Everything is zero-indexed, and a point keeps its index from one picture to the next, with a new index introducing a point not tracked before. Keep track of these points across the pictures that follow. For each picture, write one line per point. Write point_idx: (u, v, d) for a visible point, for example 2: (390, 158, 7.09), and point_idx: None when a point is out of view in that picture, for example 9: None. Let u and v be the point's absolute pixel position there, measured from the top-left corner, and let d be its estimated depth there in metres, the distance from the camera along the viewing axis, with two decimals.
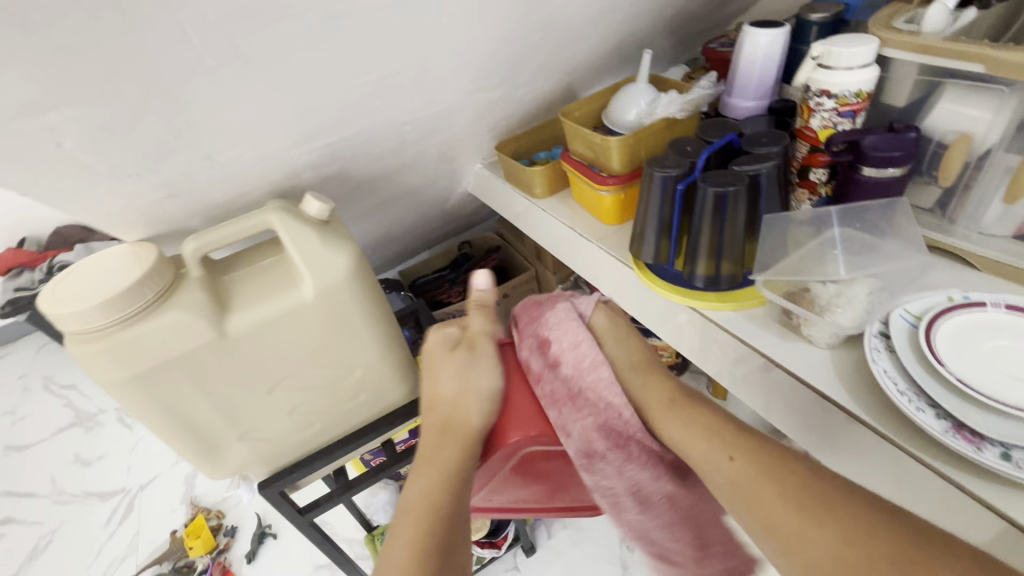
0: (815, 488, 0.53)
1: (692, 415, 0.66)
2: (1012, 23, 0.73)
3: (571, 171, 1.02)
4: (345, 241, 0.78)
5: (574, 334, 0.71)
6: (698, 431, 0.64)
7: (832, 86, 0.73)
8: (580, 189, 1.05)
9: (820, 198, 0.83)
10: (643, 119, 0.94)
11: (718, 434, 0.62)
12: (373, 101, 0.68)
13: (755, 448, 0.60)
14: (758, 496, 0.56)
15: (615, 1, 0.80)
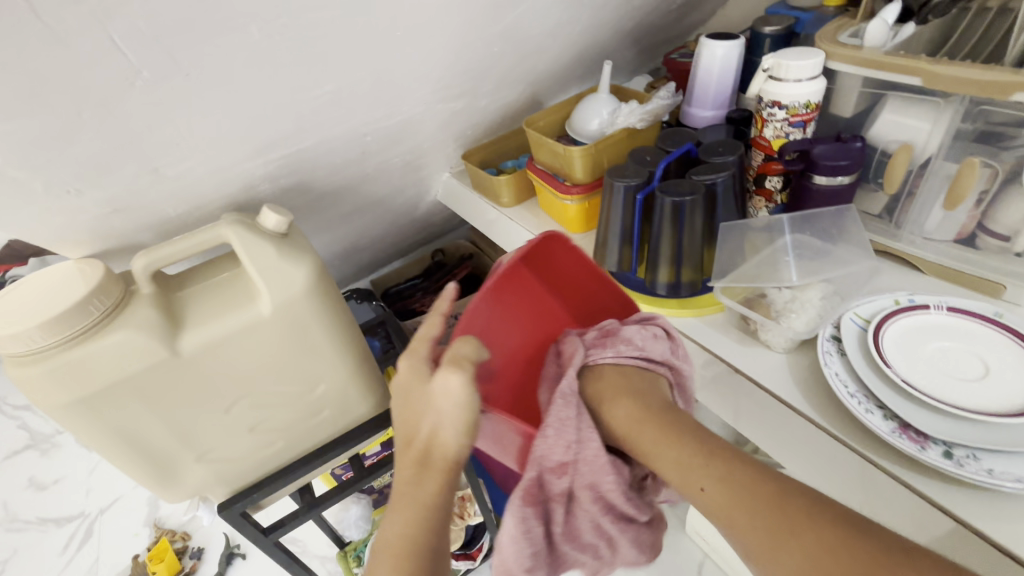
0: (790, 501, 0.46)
1: (676, 439, 0.53)
2: (948, 38, 0.77)
3: (536, 181, 1.03)
4: (305, 254, 0.77)
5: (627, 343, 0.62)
6: (671, 443, 0.53)
7: (783, 97, 0.75)
8: (546, 199, 1.05)
9: (776, 205, 0.85)
10: (606, 130, 0.95)
11: (681, 438, 0.53)
12: (330, 113, 0.68)
13: (725, 460, 0.50)
14: (765, 524, 0.46)
15: (574, 13, 0.81)
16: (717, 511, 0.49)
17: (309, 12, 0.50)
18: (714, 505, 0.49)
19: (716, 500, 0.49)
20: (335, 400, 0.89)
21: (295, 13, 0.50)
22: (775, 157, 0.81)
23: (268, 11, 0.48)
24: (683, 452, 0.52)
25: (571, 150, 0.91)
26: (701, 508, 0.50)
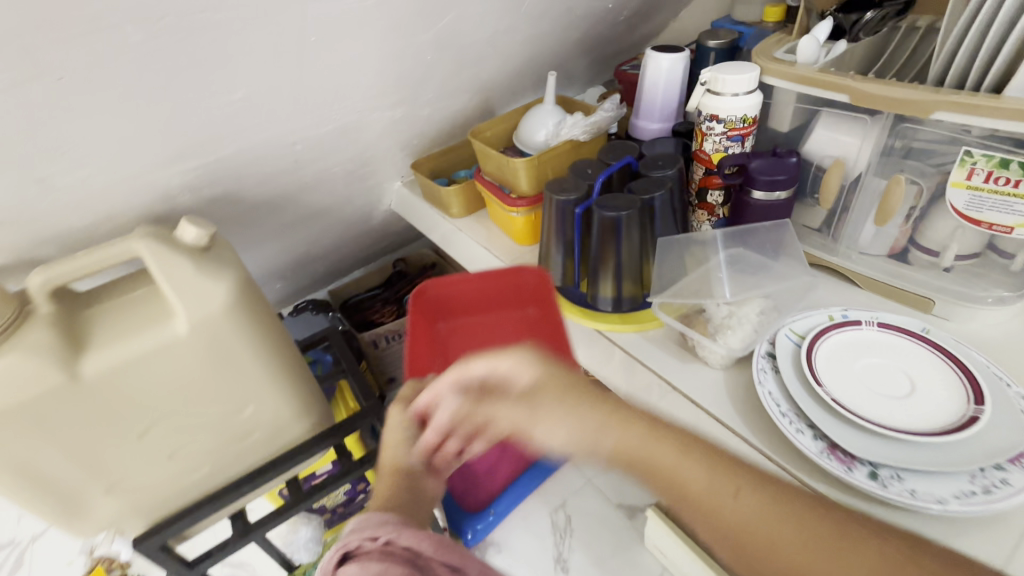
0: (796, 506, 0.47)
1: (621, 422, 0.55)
2: (880, 55, 0.78)
3: (485, 192, 1.01)
4: (228, 269, 0.73)
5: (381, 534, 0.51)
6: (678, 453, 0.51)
7: (721, 111, 0.75)
8: (495, 211, 1.03)
9: (719, 219, 0.85)
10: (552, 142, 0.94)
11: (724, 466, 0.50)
12: (247, 121, 0.64)
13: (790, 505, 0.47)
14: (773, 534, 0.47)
15: (513, 21, 0.79)
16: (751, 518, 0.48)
17: (200, 13, 0.47)
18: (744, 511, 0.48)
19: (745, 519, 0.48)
20: (266, 422, 0.84)
21: (189, 11, 0.47)
22: (716, 170, 0.80)
23: (149, 12, 0.45)
24: (719, 481, 0.49)
25: (515, 161, 0.89)
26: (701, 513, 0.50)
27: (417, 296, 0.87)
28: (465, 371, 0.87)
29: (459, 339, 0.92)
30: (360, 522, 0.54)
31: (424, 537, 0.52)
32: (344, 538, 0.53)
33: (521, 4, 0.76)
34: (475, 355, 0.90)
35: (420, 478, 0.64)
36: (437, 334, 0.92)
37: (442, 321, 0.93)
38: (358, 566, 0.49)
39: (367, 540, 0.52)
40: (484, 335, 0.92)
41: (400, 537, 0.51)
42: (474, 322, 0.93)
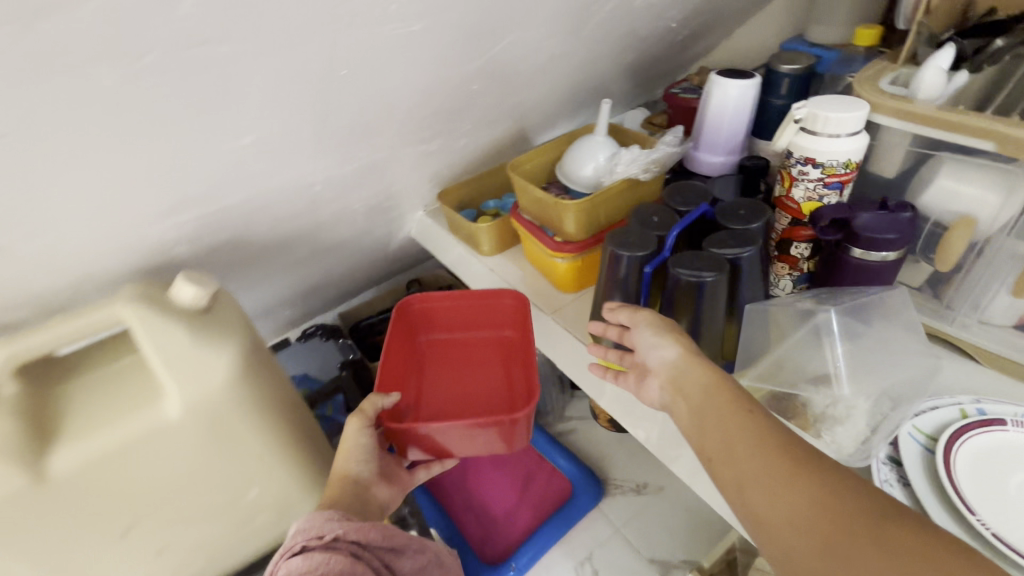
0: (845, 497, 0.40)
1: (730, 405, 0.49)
2: (1005, 89, 0.66)
3: (521, 231, 0.89)
4: (229, 336, 0.61)
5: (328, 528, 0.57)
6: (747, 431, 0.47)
7: (818, 154, 0.63)
8: (531, 251, 0.91)
9: (801, 274, 0.73)
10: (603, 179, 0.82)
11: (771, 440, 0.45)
12: (257, 166, 0.53)
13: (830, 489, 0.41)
14: (806, 524, 0.40)
15: (570, 46, 0.67)
16: (765, 504, 0.43)
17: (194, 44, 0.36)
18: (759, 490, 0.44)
19: (776, 504, 0.42)
20: (272, 505, 0.72)
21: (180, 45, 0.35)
22: (805, 221, 0.68)
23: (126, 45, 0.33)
24: (753, 438, 0.46)
25: (563, 203, 0.77)
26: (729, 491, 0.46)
27: (403, 312, 0.91)
28: (436, 389, 0.88)
29: (436, 357, 0.93)
30: (304, 525, 0.58)
31: (367, 532, 0.60)
32: (287, 544, 0.57)
33: (583, 27, 0.64)
34: (450, 382, 0.89)
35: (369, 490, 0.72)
36: (419, 350, 0.93)
37: (419, 341, 0.93)
38: (301, 560, 0.54)
39: (312, 539, 0.56)
40: (467, 360, 0.92)
41: (343, 535, 0.58)
42: (450, 342, 0.95)
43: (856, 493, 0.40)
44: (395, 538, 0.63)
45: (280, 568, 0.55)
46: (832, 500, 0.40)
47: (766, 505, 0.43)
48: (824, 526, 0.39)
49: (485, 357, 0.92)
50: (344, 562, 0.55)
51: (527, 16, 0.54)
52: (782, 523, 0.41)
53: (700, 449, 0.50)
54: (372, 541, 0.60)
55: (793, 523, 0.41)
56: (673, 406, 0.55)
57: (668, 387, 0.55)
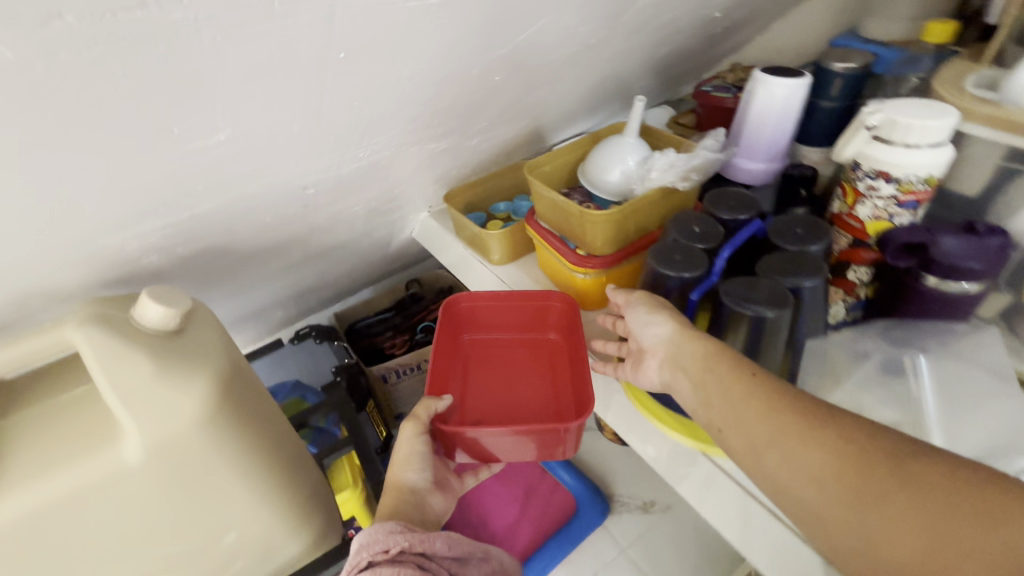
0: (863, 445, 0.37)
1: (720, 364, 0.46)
2: None
3: (537, 240, 0.80)
4: (201, 368, 0.53)
5: (396, 541, 0.54)
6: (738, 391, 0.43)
7: (894, 167, 0.54)
8: (546, 261, 0.82)
9: (856, 300, 0.63)
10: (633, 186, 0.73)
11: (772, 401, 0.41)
12: (239, 169, 0.44)
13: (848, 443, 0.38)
14: (828, 479, 0.37)
15: (608, 34, 0.57)
16: (784, 478, 0.39)
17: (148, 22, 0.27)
18: (774, 468, 0.40)
19: (806, 475, 0.38)
20: (253, 550, 0.63)
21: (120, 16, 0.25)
22: (868, 242, 0.59)
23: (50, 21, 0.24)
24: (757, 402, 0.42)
25: (589, 214, 0.69)
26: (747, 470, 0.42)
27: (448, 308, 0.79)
28: (481, 392, 0.76)
29: (478, 357, 0.81)
30: (367, 538, 0.55)
31: (433, 541, 0.57)
32: (353, 559, 0.54)
33: (625, 13, 0.54)
34: (493, 385, 0.77)
35: (425, 496, 0.68)
36: (462, 350, 0.81)
37: (457, 339, 0.81)
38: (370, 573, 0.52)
39: (377, 553, 0.54)
40: (511, 360, 0.80)
41: (409, 547, 0.54)
42: (494, 340, 0.83)
43: (870, 441, 0.37)
44: (459, 545, 0.60)
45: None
46: (851, 450, 0.37)
47: (788, 474, 0.39)
48: (851, 481, 0.36)
49: (529, 361, 0.79)
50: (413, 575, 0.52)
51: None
52: (803, 488, 0.38)
53: (704, 423, 0.46)
54: (437, 553, 0.57)
55: (820, 485, 0.37)
56: (673, 384, 0.50)
57: (668, 364, 0.50)
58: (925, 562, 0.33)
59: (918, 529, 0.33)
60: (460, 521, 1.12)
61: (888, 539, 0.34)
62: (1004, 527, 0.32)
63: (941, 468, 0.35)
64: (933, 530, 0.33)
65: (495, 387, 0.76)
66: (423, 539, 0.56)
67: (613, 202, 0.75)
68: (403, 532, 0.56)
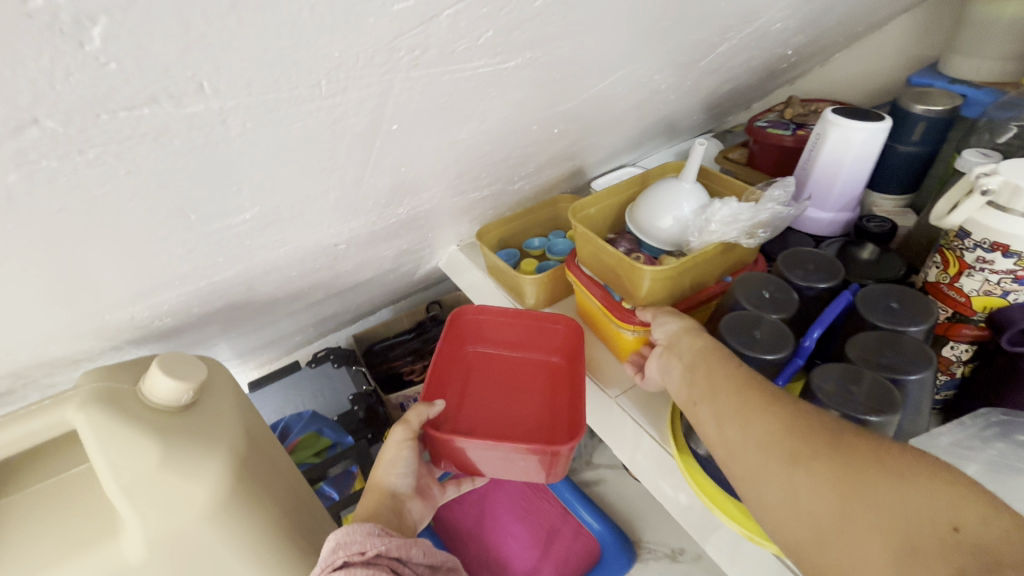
0: (822, 427, 0.34)
1: (715, 357, 0.44)
2: None
3: (577, 289, 0.71)
4: (215, 447, 0.47)
5: (377, 543, 0.48)
6: (720, 370, 0.42)
7: (1016, 241, 0.46)
8: (583, 311, 0.73)
9: (951, 379, 0.56)
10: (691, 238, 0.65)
11: (748, 380, 0.40)
12: (267, 238, 0.38)
13: (808, 424, 0.34)
14: (769, 447, 0.35)
15: (679, 79, 0.51)
16: (731, 446, 0.38)
17: (160, 113, 0.21)
18: (726, 439, 0.38)
19: (751, 442, 0.36)
20: None
21: (123, 107, 0.20)
22: (970, 318, 0.52)
23: (44, 123, 0.19)
24: (733, 379, 0.41)
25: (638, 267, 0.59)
26: (710, 445, 0.40)
27: (455, 319, 0.74)
28: (477, 403, 0.69)
29: (479, 368, 0.74)
30: (343, 536, 0.48)
31: (410, 547, 0.51)
32: (326, 558, 0.47)
33: (703, 58, 0.48)
34: (490, 397, 0.70)
35: (404, 504, 0.62)
36: (467, 361, 0.74)
37: (460, 346, 0.75)
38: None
39: (353, 555, 0.47)
40: (515, 376, 0.73)
41: (387, 551, 0.48)
42: (498, 353, 0.75)
43: (821, 414, 0.35)
44: (433, 552, 0.54)
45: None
46: (799, 419, 0.35)
47: (739, 440, 0.37)
48: (790, 442, 0.34)
49: (531, 381, 0.72)
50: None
51: (653, 49, 0.38)
52: (748, 448, 0.36)
53: (684, 401, 0.45)
54: (412, 561, 0.51)
55: (764, 447, 0.35)
56: (666, 372, 0.50)
57: (665, 354, 0.51)
58: (839, 517, 0.30)
59: (835, 496, 0.31)
60: (465, 532, 1.09)
61: (811, 499, 0.32)
62: (926, 490, 0.29)
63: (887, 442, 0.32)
64: (850, 488, 0.30)
65: (493, 401, 0.69)
66: (400, 544, 0.50)
67: (667, 254, 0.67)
68: (384, 536, 0.50)
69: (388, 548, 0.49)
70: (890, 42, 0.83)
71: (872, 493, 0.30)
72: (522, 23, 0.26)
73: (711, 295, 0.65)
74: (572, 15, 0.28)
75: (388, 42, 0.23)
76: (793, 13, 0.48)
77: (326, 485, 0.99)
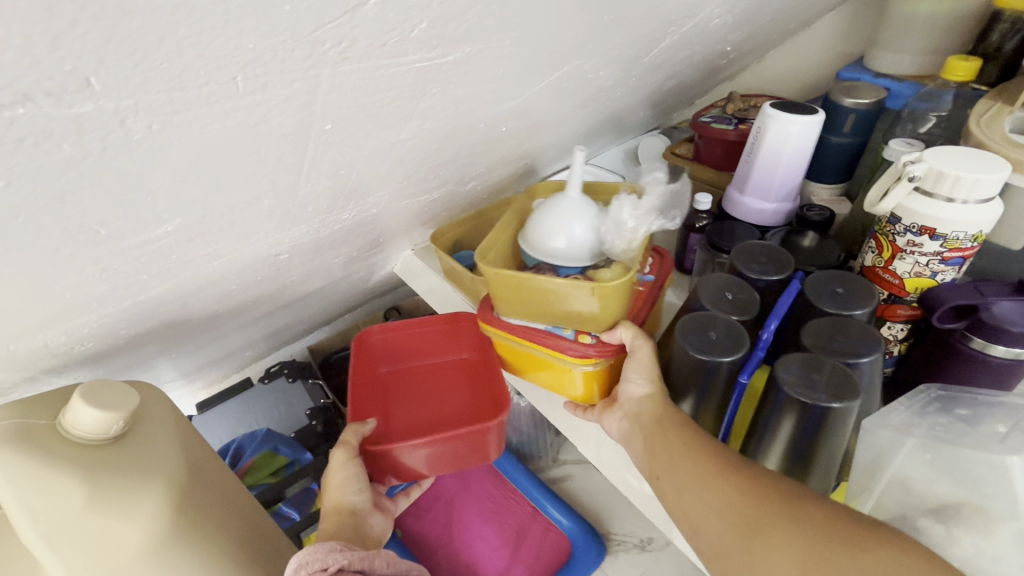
0: (775, 495, 0.37)
1: (671, 416, 0.47)
2: None
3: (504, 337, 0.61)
4: (152, 483, 0.44)
5: (336, 558, 0.47)
6: (674, 434, 0.45)
7: (941, 224, 0.49)
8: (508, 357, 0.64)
9: (888, 357, 0.59)
10: (612, 245, 0.58)
11: (701, 446, 0.43)
12: (198, 250, 0.35)
13: (762, 492, 0.38)
14: (729, 516, 0.38)
15: (624, 76, 0.51)
16: (690, 515, 0.41)
17: (39, 118, 0.19)
18: (686, 507, 0.41)
19: (712, 512, 0.39)
20: None
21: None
22: (904, 299, 0.55)
23: None
24: (686, 442, 0.44)
25: (606, 284, 0.52)
26: (668, 510, 0.43)
27: (361, 342, 0.73)
28: (405, 413, 0.69)
29: (396, 382, 0.74)
30: (303, 556, 0.47)
31: (374, 557, 0.49)
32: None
33: (646, 54, 0.48)
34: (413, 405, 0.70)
35: (366, 519, 0.59)
36: (381, 379, 0.74)
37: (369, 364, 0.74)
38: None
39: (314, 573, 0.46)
40: (433, 380, 0.74)
41: (349, 564, 0.47)
42: (411, 363, 0.76)
43: (773, 479, 0.39)
44: (399, 561, 0.52)
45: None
46: (755, 487, 0.38)
47: (699, 507, 0.40)
48: (749, 511, 0.37)
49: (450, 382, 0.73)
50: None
51: (598, 42, 0.38)
52: (709, 518, 0.39)
53: (641, 465, 0.48)
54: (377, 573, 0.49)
55: (723, 516, 0.38)
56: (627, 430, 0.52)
57: (628, 418, 0.52)
58: None
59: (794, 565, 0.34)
60: (434, 541, 1.06)
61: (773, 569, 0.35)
62: (873, 555, 0.33)
63: (829, 505, 0.36)
64: (809, 557, 0.34)
65: (420, 406, 0.70)
66: (361, 558, 0.48)
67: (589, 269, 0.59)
68: (345, 551, 0.48)
69: (348, 563, 0.47)
70: (822, 38, 0.87)
71: (828, 564, 0.33)
72: (458, 14, 0.25)
73: (650, 296, 0.61)
74: (508, 6, 0.27)
75: (307, 33, 0.21)
76: (730, 9, 0.49)
77: (283, 506, 0.94)
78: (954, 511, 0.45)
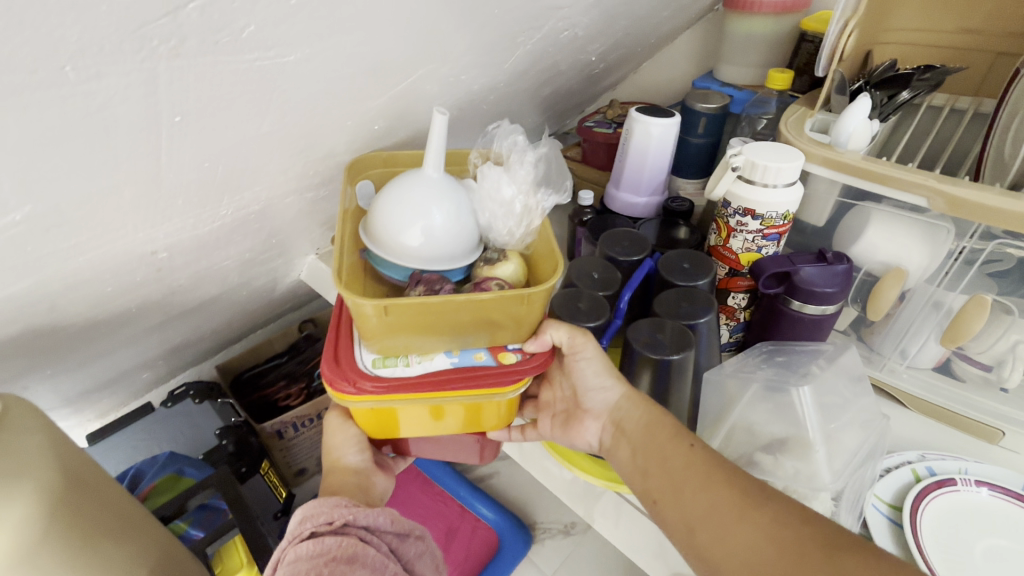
0: (789, 531, 0.40)
1: (673, 443, 0.49)
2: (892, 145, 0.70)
3: (418, 395, 0.50)
4: (19, 489, 0.43)
5: (343, 512, 0.48)
6: (680, 465, 0.48)
7: (759, 206, 0.59)
8: (412, 416, 0.54)
9: (738, 323, 0.69)
10: (498, 232, 0.55)
11: (712, 480, 0.45)
12: (59, 244, 0.36)
13: (778, 529, 0.41)
14: (746, 553, 0.41)
15: (490, 80, 0.56)
16: (706, 550, 0.43)
17: None
18: (701, 543, 0.44)
19: (730, 552, 0.42)
20: None
21: None
22: (742, 272, 0.65)
23: None
24: (693, 474, 0.47)
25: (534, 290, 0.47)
26: (679, 542, 0.46)
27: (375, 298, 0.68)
28: None
29: None
30: (311, 509, 0.48)
31: (377, 514, 0.49)
32: (294, 530, 0.47)
33: (504, 61, 0.54)
34: None
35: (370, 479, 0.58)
36: None
37: None
38: (311, 545, 0.45)
39: (320, 524, 0.47)
40: None
41: (353, 519, 0.48)
42: None
43: (786, 514, 0.41)
44: (401, 520, 0.52)
45: (286, 556, 0.46)
46: (771, 526, 0.41)
47: (713, 546, 0.43)
48: (766, 554, 0.40)
49: None
50: (358, 549, 0.46)
51: (444, 48, 0.43)
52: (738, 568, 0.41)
53: (645, 494, 0.50)
54: (381, 530, 0.49)
55: (740, 557, 0.41)
56: (615, 448, 0.54)
57: (612, 430, 0.55)
58: None
59: None
60: None
61: None
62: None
63: (836, 538, 0.39)
64: None
65: None
66: (366, 516, 0.48)
67: (476, 265, 0.53)
68: (356, 506, 0.49)
69: (353, 518, 0.48)
70: (683, 53, 0.99)
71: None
72: (287, 17, 0.29)
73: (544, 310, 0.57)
74: (338, 11, 0.31)
75: (133, 29, 0.24)
76: (577, 23, 0.56)
77: (191, 528, 0.91)
78: (780, 442, 0.54)
